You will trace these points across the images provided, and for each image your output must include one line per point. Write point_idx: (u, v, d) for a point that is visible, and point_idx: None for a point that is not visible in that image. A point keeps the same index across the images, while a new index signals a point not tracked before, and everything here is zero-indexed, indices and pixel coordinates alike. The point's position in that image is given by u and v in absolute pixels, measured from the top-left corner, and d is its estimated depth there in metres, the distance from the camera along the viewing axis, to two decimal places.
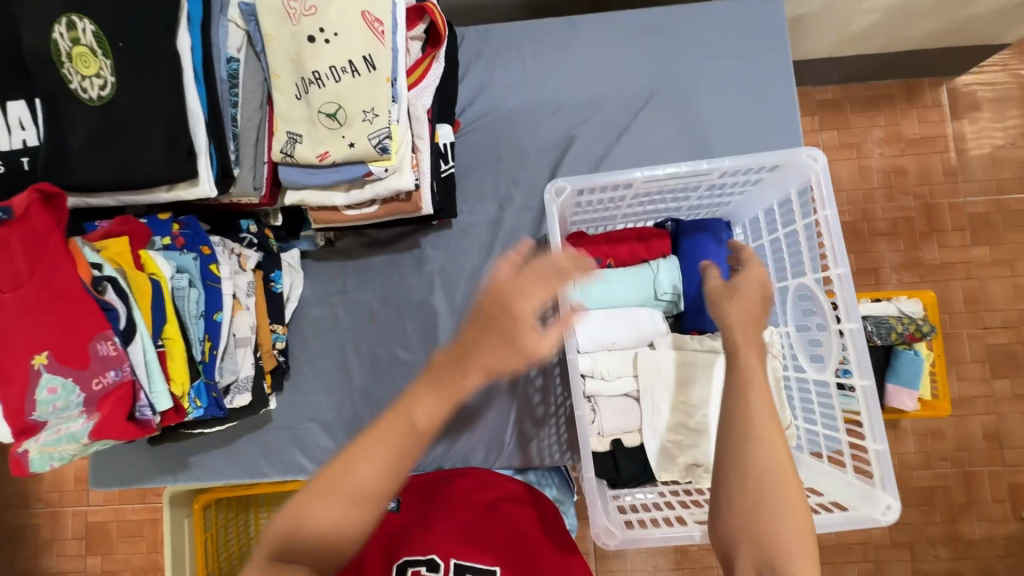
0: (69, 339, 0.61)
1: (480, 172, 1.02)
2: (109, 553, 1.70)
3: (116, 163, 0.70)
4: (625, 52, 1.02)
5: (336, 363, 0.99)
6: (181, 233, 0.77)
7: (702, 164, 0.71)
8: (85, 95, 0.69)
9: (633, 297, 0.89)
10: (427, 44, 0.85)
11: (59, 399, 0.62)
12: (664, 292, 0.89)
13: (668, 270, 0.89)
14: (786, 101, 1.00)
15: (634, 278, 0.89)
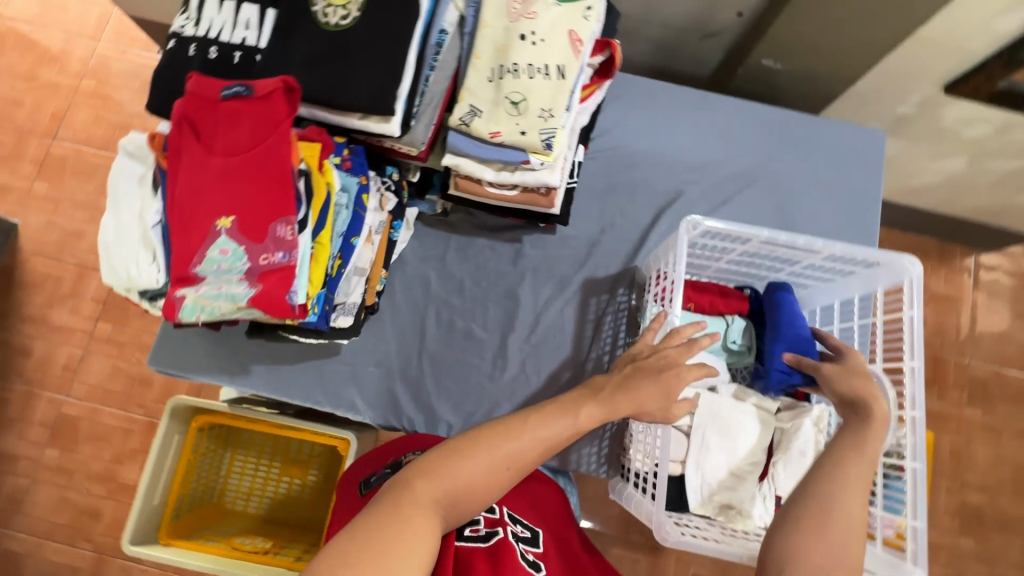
0: (257, 213, 0.68)
1: (590, 195, 1.13)
2: (70, 450, 1.64)
3: (328, 83, 0.78)
4: (743, 136, 1.15)
5: (415, 321, 1.05)
6: (349, 158, 0.84)
7: (820, 243, 0.81)
8: (323, 19, 0.79)
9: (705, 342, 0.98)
10: (596, 73, 0.96)
11: (226, 261, 0.67)
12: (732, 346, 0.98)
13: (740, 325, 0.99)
14: (868, 219, 1.13)
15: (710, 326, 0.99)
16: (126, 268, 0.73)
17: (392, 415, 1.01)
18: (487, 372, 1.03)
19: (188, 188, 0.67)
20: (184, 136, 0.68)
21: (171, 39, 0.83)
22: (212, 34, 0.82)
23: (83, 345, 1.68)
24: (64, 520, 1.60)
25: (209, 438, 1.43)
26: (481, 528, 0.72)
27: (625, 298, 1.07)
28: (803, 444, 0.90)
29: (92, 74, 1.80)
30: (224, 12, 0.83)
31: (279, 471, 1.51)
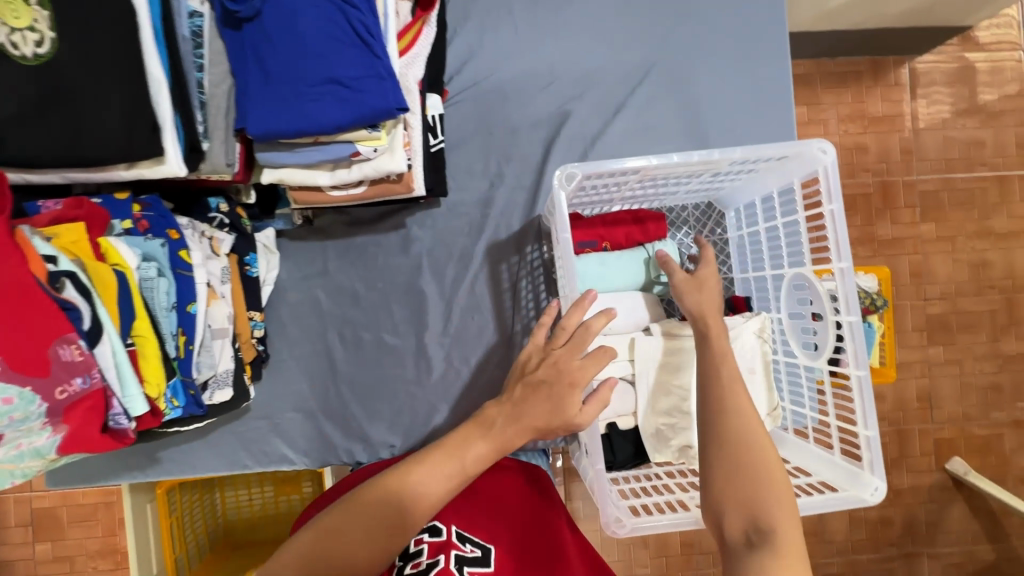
0: (23, 344, 0.53)
1: (468, 146, 0.96)
2: (59, 540, 1.59)
3: (59, 139, 0.59)
4: (621, 21, 0.97)
5: (318, 349, 0.94)
6: (143, 216, 0.68)
7: (715, 154, 0.69)
8: (11, 51, 0.57)
9: (628, 277, 0.90)
10: (417, 6, 0.77)
11: (16, 411, 0.54)
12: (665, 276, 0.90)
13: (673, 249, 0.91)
14: (780, 82, 0.98)
15: (631, 260, 0.89)
16: None
17: (328, 453, 0.94)
18: (411, 379, 0.95)
19: None
20: None
21: None
22: None
23: None
24: None
25: (187, 492, 1.41)
26: (423, 560, 0.69)
27: (538, 253, 0.96)
28: (751, 360, 0.84)
29: None
30: None
31: (274, 494, 1.51)
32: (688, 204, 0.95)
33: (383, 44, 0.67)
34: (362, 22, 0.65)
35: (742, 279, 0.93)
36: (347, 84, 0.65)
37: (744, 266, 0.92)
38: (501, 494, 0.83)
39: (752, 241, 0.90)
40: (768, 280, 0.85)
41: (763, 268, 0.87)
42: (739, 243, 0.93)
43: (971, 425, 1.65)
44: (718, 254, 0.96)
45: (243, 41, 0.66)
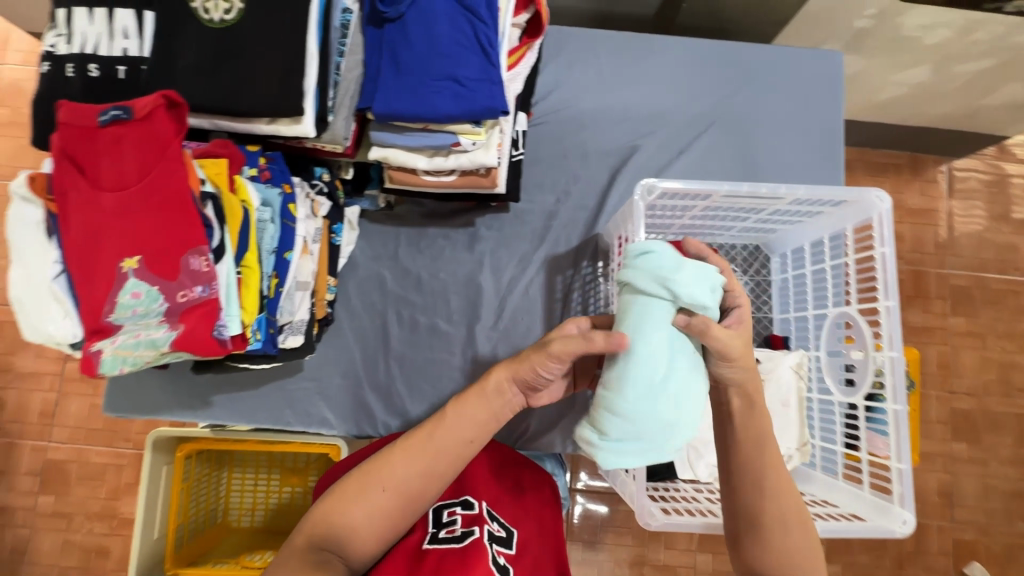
0: (165, 248, 0.62)
1: (542, 164, 1.06)
2: (64, 494, 1.60)
3: (222, 89, 0.70)
4: (694, 77, 1.08)
5: (376, 324, 1.01)
6: (267, 167, 0.77)
7: (780, 188, 0.77)
8: (205, 16, 0.71)
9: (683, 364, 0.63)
10: (525, 34, 0.89)
11: (140, 304, 0.61)
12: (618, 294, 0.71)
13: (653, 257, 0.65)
14: (831, 150, 1.07)
15: None
16: (38, 326, 0.66)
17: (367, 424, 0.98)
18: (456, 366, 1.00)
19: (82, 231, 0.61)
20: (67, 172, 0.60)
21: (44, 61, 0.75)
22: (90, 50, 0.74)
23: (55, 387, 1.62)
24: (73, 562, 1.58)
25: (200, 463, 1.38)
26: (457, 528, 0.70)
27: (592, 269, 1.03)
28: (786, 394, 0.88)
29: (3, 100, 1.65)
30: (97, 22, 0.74)
31: (278, 484, 1.45)
32: (738, 243, 1.02)
33: (499, 56, 0.78)
34: (485, 34, 0.76)
35: (781, 319, 0.98)
36: (464, 83, 0.75)
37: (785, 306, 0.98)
38: (525, 489, 0.83)
39: (796, 283, 0.95)
40: (811, 319, 0.90)
41: (805, 308, 0.92)
42: (782, 285, 0.99)
43: (992, 531, 1.60)
44: (761, 294, 1.01)
45: (385, 39, 0.78)
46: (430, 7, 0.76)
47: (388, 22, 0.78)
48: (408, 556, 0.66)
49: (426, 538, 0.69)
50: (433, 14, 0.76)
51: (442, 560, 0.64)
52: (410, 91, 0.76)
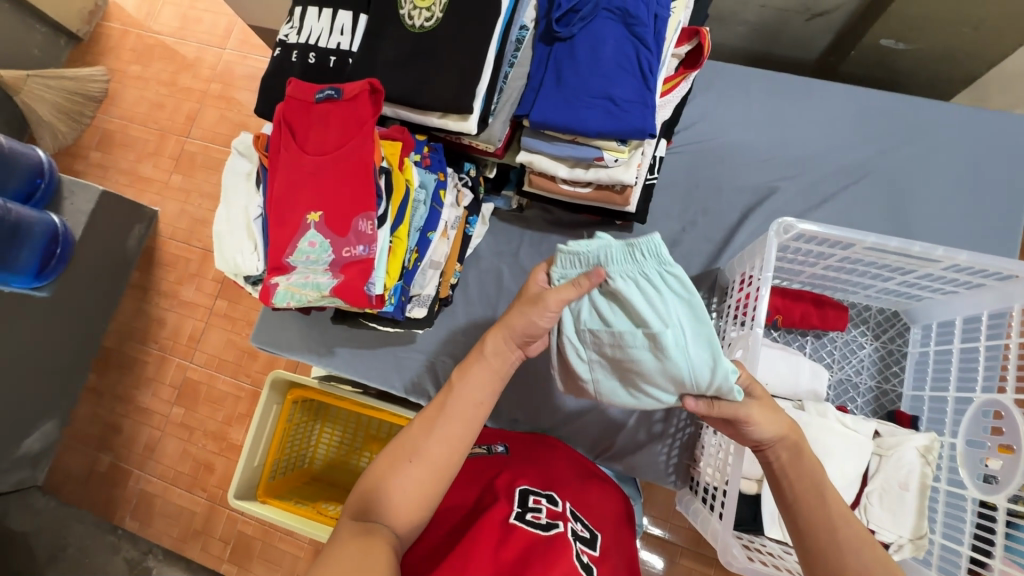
0: (341, 209, 0.72)
1: (672, 191, 1.08)
2: (192, 409, 1.86)
3: (409, 84, 0.81)
4: (852, 127, 1.03)
5: (486, 314, 1.07)
6: (428, 155, 0.87)
7: (938, 251, 0.71)
8: (409, 22, 0.83)
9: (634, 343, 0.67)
10: (682, 64, 0.91)
11: (313, 252, 0.73)
12: (612, 272, 0.65)
13: (716, 375, 0.64)
14: (1006, 223, 0.97)
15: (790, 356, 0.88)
16: (229, 255, 0.81)
17: None
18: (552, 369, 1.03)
19: (285, 185, 0.74)
20: (284, 137, 0.74)
21: (278, 47, 0.93)
22: (312, 42, 0.90)
23: (204, 318, 1.91)
24: (186, 469, 1.83)
25: (302, 410, 1.54)
26: (543, 516, 0.72)
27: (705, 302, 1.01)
28: (906, 477, 0.80)
29: (219, 78, 2.01)
30: (322, 20, 0.90)
31: (360, 447, 1.58)
32: (874, 305, 0.95)
33: (656, 81, 0.81)
34: (648, 59, 0.80)
35: (913, 396, 0.90)
36: (620, 105, 0.79)
37: (921, 384, 0.89)
38: (602, 501, 0.84)
39: (939, 360, 0.87)
40: (950, 402, 0.82)
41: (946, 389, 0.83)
42: (922, 360, 0.90)
43: None
44: (892, 364, 0.93)
45: (552, 56, 0.85)
46: (599, 31, 0.82)
47: (558, 40, 0.85)
48: (497, 529, 0.68)
49: (513, 513, 0.71)
50: (602, 37, 0.81)
51: (529, 546, 0.66)
52: (565, 104, 0.82)
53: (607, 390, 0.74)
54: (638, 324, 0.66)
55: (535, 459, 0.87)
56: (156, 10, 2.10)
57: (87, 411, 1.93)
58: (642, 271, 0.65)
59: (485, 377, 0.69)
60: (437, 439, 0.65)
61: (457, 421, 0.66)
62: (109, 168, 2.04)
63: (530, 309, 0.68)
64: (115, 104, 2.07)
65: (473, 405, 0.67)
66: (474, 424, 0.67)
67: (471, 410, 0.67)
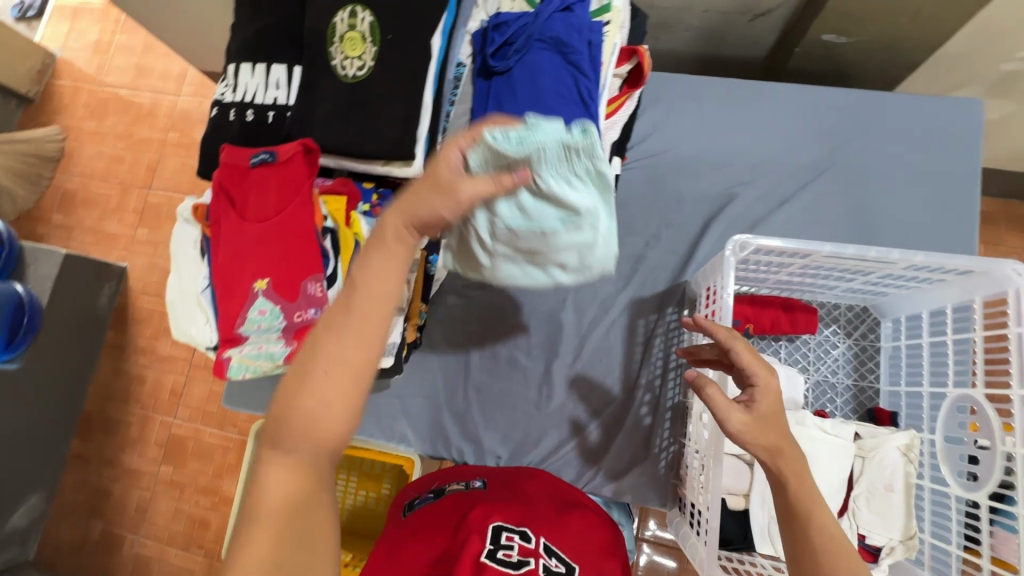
0: (288, 274, 0.71)
1: (633, 207, 1.07)
2: (181, 466, 1.82)
3: (347, 135, 0.80)
4: (803, 127, 1.04)
5: (459, 350, 1.06)
6: (378, 203, 0.85)
7: (892, 253, 0.71)
8: (342, 72, 0.80)
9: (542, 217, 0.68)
10: (625, 83, 0.91)
11: (264, 321, 0.71)
12: (544, 173, 0.60)
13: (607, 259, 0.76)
14: (965, 208, 0.97)
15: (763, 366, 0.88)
16: (185, 329, 0.79)
17: (441, 444, 1.03)
18: (531, 400, 1.02)
19: (228, 255, 0.72)
20: (221, 205, 0.72)
21: (215, 107, 0.91)
22: (250, 99, 0.88)
23: (184, 371, 1.87)
24: (180, 528, 1.78)
25: None
26: (514, 553, 0.69)
27: (676, 316, 1.01)
28: (889, 477, 0.80)
29: (176, 126, 1.98)
30: (256, 75, 0.88)
31: (355, 486, 1.47)
32: (842, 303, 0.95)
33: (597, 107, 0.80)
34: (586, 87, 0.79)
35: (890, 392, 0.90)
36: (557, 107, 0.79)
37: (896, 378, 0.89)
38: (585, 530, 0.81)
39: (910, 354, 0.87)
40: (925, 396, 0.81)
41: (920, 384, 0.83)
42: (895, 354, 0.90)
43: None
44: (866, 360, 0.93)
45: (489, 91, 0.84)
46: (533, 61, 0.80)
47: (495, 74, 0.83)
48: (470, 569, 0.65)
49: (484, 551, 0.68)
50: (538, 66, 0.80)
51: None
52: None
53: (501, 273, 0.79)
54: (558, 218, 0.68)
55: (513, 493, 0.86)
56: (106, 63, 2.07)
57: (73, 478, 1.87)
58: (572, 168, 0.62)
59: (388, 259, 0.47)
60: (342, 347, 0.44)
61: (360, 321, 0.44)
62: (73, 228, 1.99)
63: (433, 194, 0.48)
64: (73, 163, 2.03)
65: (373, 299, 0.45)
66: (393, 301, 0.46)
67: (374, 303, 0.45)
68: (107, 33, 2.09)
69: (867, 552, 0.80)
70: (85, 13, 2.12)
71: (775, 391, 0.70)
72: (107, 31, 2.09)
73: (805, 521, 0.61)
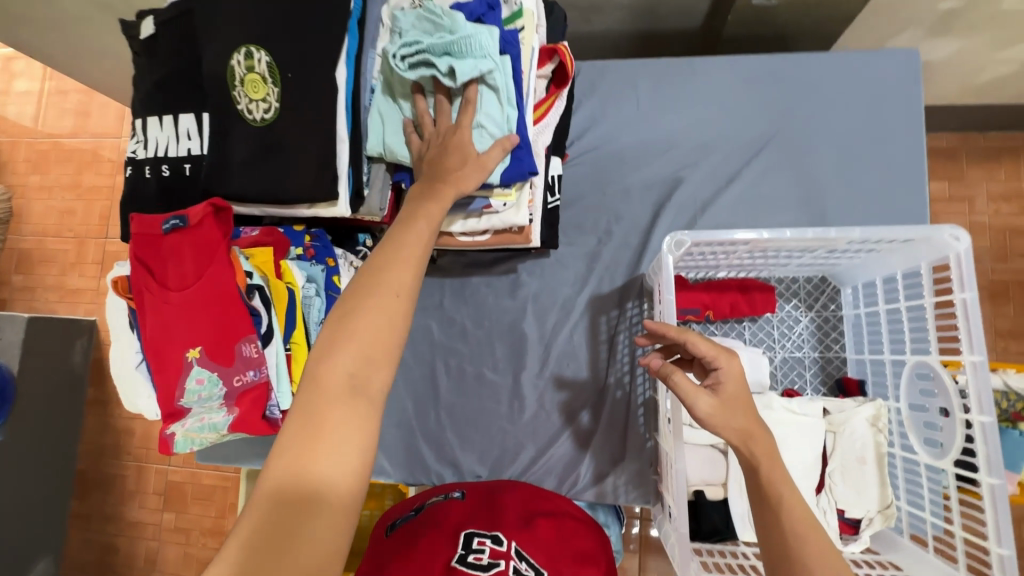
0: (220, 338, 0.68)
1: (581, 204, 1.04)
2: (182, 511, 1.75)
3: (266, 182, 0.77)
4: (741, 100, 1.01)
5: (426, 374, 1.04)
6: (312, 244, 0.81)
7: (829, 232, 0.70)
8: (249, 117, 0.76)
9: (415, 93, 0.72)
10: (551, 83, 0.88)
11: (204, 389, 0.69)
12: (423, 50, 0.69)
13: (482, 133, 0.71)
14: (912, 162, 0.95)
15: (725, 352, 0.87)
16: (133, 403, 0.76)
17: (420, 471, 1.01)
18: (504, 415, 1.00)
19: (155, 327, 0.69)
20: (140, 277, 0.69)
21: (129, 166, 0.86)
22: (162, 153, 0.84)
23: None
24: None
25: None
26: (485, 557, 0.69)
27: (637, 311, 0.99)
28: (860, 450, 0.79)
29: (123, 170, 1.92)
30: (165, 128, 0.84)
31: None
32: (800, 276, 0.93)
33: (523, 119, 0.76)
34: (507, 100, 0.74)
35: (856, 360, 0.89)
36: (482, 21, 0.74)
37: (860, 346, 0.88)
38: (566, 531, 0.78)
39: (870, 322, 0.86)
40: (888, 364, 0.81)
41: (881, 351, 0.82)
42: (856, 322, 0.89)
43: None
44: (830, 331, 0.92)
45: None
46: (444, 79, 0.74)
47: None
48: None
49: (454, 557, 0.69)
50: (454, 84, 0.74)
51: None
52: None
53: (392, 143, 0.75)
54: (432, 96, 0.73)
55: (491, 501, 0.84)
56: (41, 112, 1.98)
57: (77, 539, 1.82)
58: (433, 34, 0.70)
59: (401, 262, 0.52)
60: (361, 344, 0.47)
61: (373, 316, 0.48)
62: (34, 288, 1.93)
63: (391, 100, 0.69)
64: (23, 221, 1.96)
65: (385, 304, 0.49)
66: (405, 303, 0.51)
67: (389, 304, 0.49)
68: (36, 82, 2.00)
69: (847, 524, 0.80)
70: (11, 63, 2.02)
71: (741, 371, 0.67)
72: (36, 81, 2.01)
73: (777, 504, 0.59)
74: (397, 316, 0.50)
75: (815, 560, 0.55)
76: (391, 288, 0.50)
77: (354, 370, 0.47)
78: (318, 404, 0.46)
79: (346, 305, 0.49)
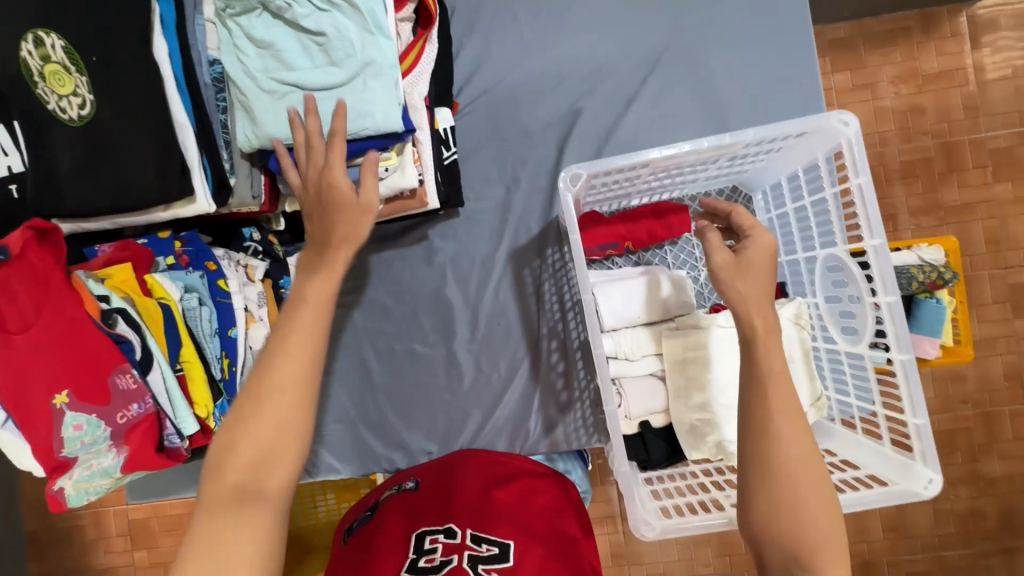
0: (88, 376, 0.60)
1: (483, 155, 0.98)
2: (155, 545, 1.60)
3: (105, 190, 0.67)
4: (626, 16, 0.95)
5: (355, 361, 0.99)
6: (184, 250, 0.75)
7: (722, 139, 0.68)
8: (63, 116, 0.65)
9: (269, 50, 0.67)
10: (417, 26, 0.79)
11: (86, 435, 0.61)
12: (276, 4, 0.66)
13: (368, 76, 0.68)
14: (804, 54, 0.93)
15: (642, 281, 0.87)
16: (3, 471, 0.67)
17: (371, 461, 0.98)
18: (443, 387, 0.97)
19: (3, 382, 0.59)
20: None
21: None
22: None
23: None
24: None
25: None
26: (437, 557, 0.64)
27: (558, 255, 0.96)
28: (787, 350, 0.80)
29: None
30: None
31: None
32: (712, 191, 0.92)
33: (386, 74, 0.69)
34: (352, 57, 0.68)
35: (775, 264, 0.90)
36: None
37: (776, 250, 0.89)
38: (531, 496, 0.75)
39: (781, 224, 0.86)
40: (802, 262, 0.81)
41: (795, 251, 0.83)
42: (770, 227, 0.89)
43: None
44: None
45: None
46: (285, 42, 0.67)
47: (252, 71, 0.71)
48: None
49: (406, 563, 0.65)
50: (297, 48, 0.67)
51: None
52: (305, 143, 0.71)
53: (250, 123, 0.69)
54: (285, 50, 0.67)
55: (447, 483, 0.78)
56: None
57: None
58: None
59: (295, 344, 0.55)
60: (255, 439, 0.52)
61: (273, 406, 0.53)
62: None
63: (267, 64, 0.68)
64: None
65: (277, 398, 0.53)
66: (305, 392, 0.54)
67: (287, 391, 0.54)
68: None
69: None
70: None
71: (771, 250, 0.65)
72: None
73: (763, 404, 0.57)
74: (297, 410, 0.54)
75: (792, 451, 0.55)
76: (276, 379, 0.53)
77: (251, 474, 0.51)
78: (212, 517, 0.50)
79: (243, 403, 0.53)
